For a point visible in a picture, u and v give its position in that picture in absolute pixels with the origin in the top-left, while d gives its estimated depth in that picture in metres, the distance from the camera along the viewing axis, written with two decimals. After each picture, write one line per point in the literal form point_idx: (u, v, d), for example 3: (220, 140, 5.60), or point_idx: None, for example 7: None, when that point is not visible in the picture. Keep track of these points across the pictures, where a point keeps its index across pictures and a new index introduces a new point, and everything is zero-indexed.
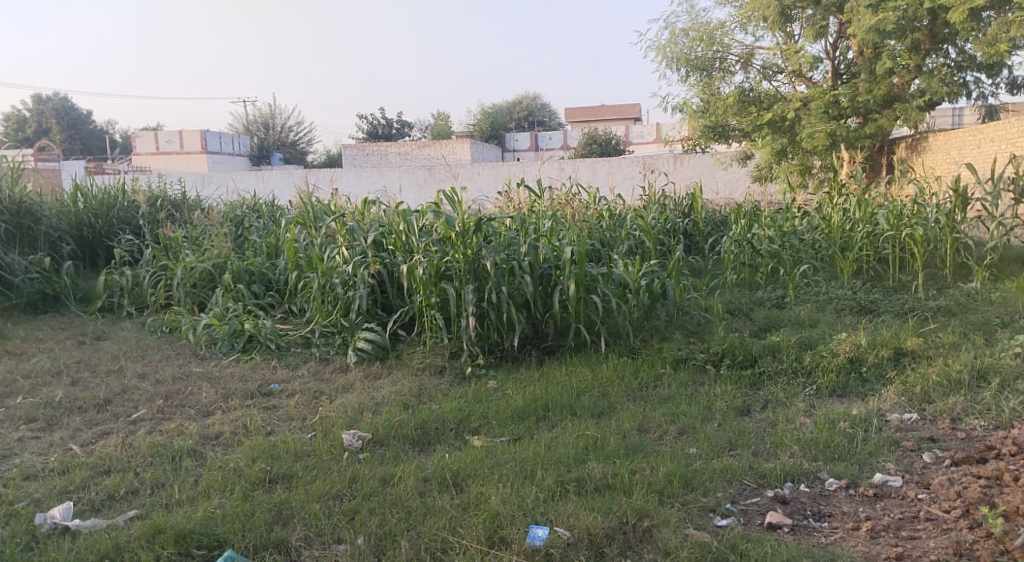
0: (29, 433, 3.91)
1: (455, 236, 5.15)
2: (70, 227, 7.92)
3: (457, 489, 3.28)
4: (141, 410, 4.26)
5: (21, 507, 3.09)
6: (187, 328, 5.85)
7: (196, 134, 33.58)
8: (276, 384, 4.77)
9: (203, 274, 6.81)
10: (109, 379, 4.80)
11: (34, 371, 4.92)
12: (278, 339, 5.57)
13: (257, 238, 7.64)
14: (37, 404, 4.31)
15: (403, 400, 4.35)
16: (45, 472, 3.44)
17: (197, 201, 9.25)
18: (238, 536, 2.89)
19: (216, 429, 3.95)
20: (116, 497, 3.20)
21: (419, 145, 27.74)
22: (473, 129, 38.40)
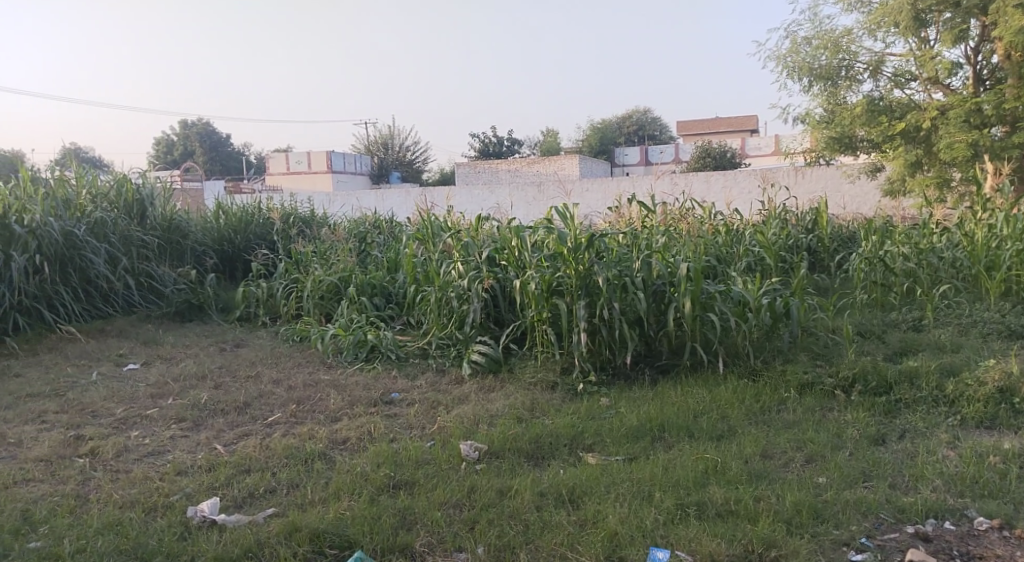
0: (179, 432, 4.22)
1: (566, 252, 5.17)
2: (212, 242, 8.51)
3: (573, 505, 3.28)
4: (276, 414, 4.52)
5: (175, 499, 3.34)
6: (317, 337, 6.17)
7: (321, 154, 35.26)
8: (397, 393, 4.93)
9: (330, 286, 7.16)
10: (247, 384, 5.11)
11: (182, 375, 5.30)
12: (397, 350, 5.78)
13: (378, 253, 7.94)
14: (186, 405, 4.64)
15: (517, 413, 4.40)
16: (194, 468, 3.69)
17: (324, 217, 9.73)
18: (367, 538, 3.00)
19: (343, 434, 4.12)
20: (257, 495, 3.40)
21: (530, 162, 28.04)
22: (584, 144, 38.49)
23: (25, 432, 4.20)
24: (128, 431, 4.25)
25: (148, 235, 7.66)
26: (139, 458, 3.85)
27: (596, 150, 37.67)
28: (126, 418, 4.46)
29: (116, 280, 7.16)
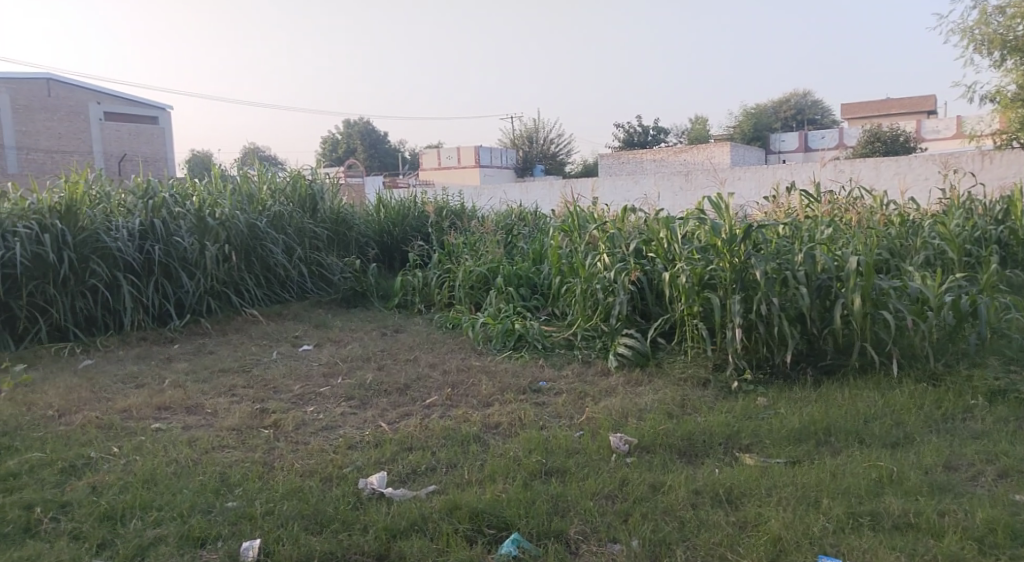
0: (348, 409, 4.51)
1: (720, 245, 5.00)
2: (374, 234, 8.98)
3: (731, 506, 3.21)
4: (433, 396, 4.71)
5: (347, 471, 3.57)
6: (467, 325, 6.37)
7: (470, 150, 36.15)
8: (544, 382, 5.00)
9: (479, 277, 7.35)
10: (406, 367, 5.36)
11: (349, 356, 5.65)
12: (544, 340, 5.85)
13: (525, 245, 8.06)
14: (353, 384, 4.94)
15: (668, 409, 4.34)
16: (363, 443, 3.93)
17: (474, 210, 10.00)
18: (523, 521, 3.07)
19: (495, 419, 4.24)
20: (419, 472, 3.57)
21: (678, 151, 27.41)
22: (738, 132, 37.16)
23: (218, 404, 4.64)
24: (303, 406, 4.59)
25: (318, 227, 8.20)
26: (314, 432, 4.15)
27: (751, 137, 36.26)
28: (302, 394, 4.82)
29: (291, 268, 7.71)
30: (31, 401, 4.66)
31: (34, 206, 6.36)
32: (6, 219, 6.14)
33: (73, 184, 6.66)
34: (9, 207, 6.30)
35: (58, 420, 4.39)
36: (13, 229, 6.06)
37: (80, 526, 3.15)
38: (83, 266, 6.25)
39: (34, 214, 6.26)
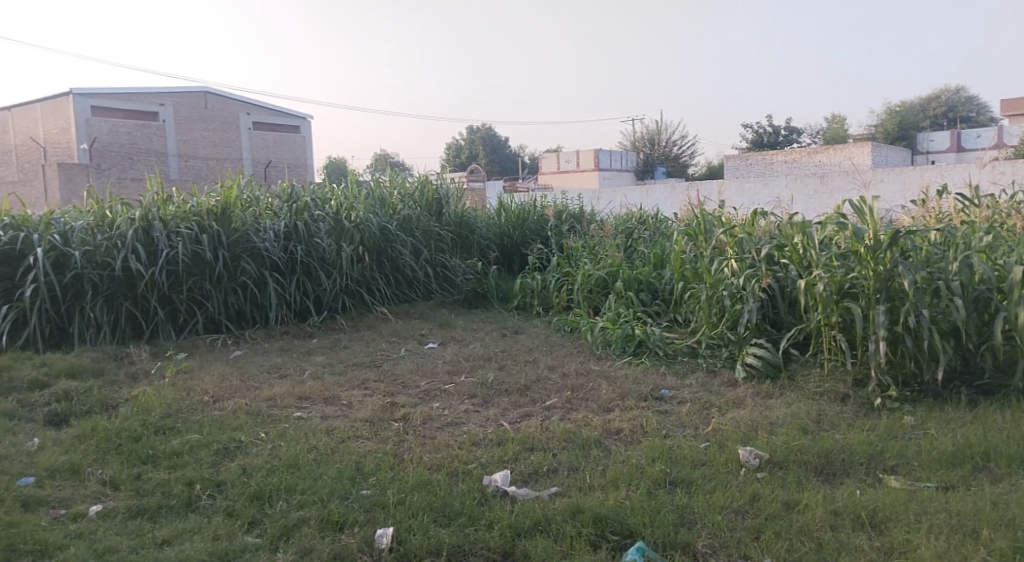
0: (471, 407, 4.60)
1: (864, 252, 4.73)
2: (495, 237, 9.13)
3: (875, 530, 3.04)
4: (553, 398, 4.73)
5: (472, 468, 3.65)
6: (587, 329, 6.35)
7: (590, 153, 36.06)
8: (667, 390, 4.91)
9: (598, 281, 7.32)
10: (526, 368, 5.41)
11: (471, 355, 5.76)
12: (666, 347, 5.75)
13: (645, 249, 7.95)
14: (475, 383, 5.03)
15: (801, 423, 4.17)
16: (486, 441, 4.01)
17: (593, 213, 9.97)
18: (648, 529, 3.03)
19: (617, 425, 4.20)
20: (541, 473, 3.60)
21: (812, 152, 26.24)
22: (881, 130, 35.17)
23: (352, 396, 4.86)
24: (430, 402, 4.73)
25: (443, 229, 8.42)
26: (440, 427, 4.26)
27: (894, 136, 34.23)
28: (428, 390, 4.96)
29: (418, 269, 7.96)
30: (189, 386, 5.04)
31: (195, 208, 6.87)
32: (170, 220, 6.64)
33: (228, 188, 7.17)
34: (172, 208, 6.81)
35: (213, 405, 4.73)
36: (176, 229, 6.56)
37: (233, 503, 3.46)
38: (236, 264, 6.72)
39: (194, 215, 6.76)
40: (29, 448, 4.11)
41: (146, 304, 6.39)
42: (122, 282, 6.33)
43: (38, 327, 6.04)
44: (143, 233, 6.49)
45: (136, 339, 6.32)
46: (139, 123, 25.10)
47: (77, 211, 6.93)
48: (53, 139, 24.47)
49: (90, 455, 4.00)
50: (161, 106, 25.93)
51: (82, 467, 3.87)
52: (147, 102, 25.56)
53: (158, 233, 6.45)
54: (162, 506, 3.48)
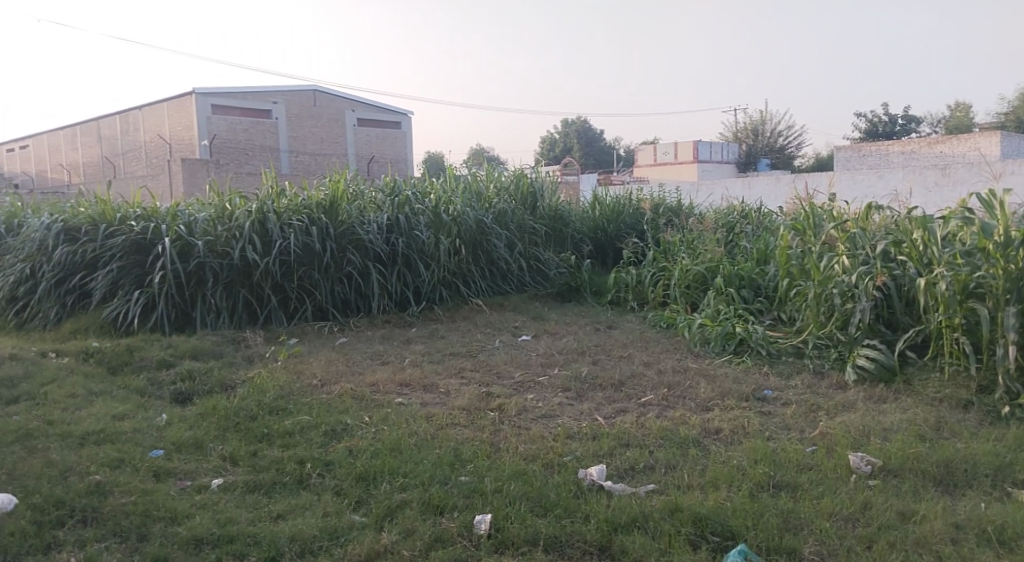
0: (566, 400, 4.60)
1: (993, 249, 4.46)
2: (589, 231, 9.08)
3: (1001, 547, 2.86)
4: (649, 395, 4.67)
5: (568, 460, 3.65)
6: (684, 326, 6.22)
7: (689, 145, 35.33)
8: (769, 390, 4.76)
9: (697, 276, 7.16)
10: (621, 363, 5.36)
11: (565, 349, 5.75)
12: (769, 346, 5.55)
13: (748, 244, 7.71)
14: (570, 376, 5.02)
15: (917, 430, 3.96)
16: (581, 434, 4.00)
17: (691, 207, 9.76)
18: (751, 532, 2.95)
19: (716, 425, 4.10)
20: (637, 469, 3.56)
21: (931, 143, 24.81)
22: (1011, 118, 32.87)
23: (450, 384, 4.94)
24: (525, 393, 4.76)
25: (537, 224, 8.44)
26: (535, 419, 4.28)
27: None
28: (522, 381, 4.99)
29: (513, 262, 8.01)
30: (299, 370, 5.26)
31: (306, 202, 7.14)
32: (283, 213, 6.95)
33: (336, 182, 7.41)
34: (285, 201, 7.10)
35: (320, 389, 4.92)
36: (288, 222, 6.86)
37: (341, 483, 3.60)
38: (342, 255, 6.94)
39: (305, 209, 7.05)
40: (158, 423, 4.40)
41: (260, 291, 6.71)
42: (239, 271, 6.66)
43: (166, 311, 6.44)
44: (259, 225, 6.81)
45: (252, 324, 6.64)
46: (255, 121, 26.38)
47: (201, 203, 7.36)
48: (178, 136, 25.94)
49: (211, 431, 4.25)
50: (274, 104, 26.94)
51: (205, 443, 4.11)
52: (262, 100, 26.65)
53: (272, 225, 6.75)
54: (276, 482, 3.66)
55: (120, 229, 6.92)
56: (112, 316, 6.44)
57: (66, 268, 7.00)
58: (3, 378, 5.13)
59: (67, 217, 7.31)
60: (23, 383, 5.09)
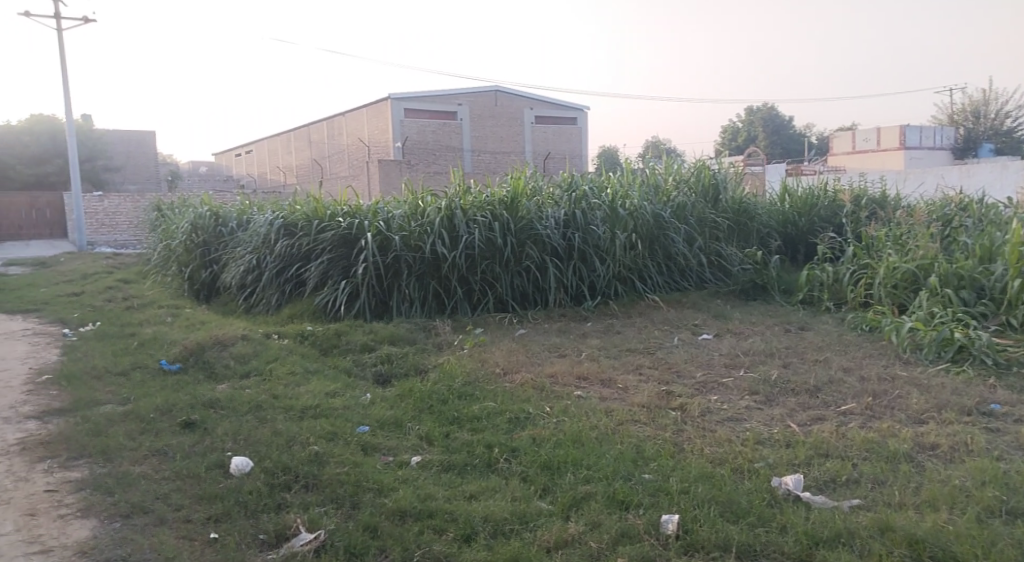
0: (755, 403, 4.39)
1: None
2: (778, 225, 8.60)
3: None
4: (850, 403, 4.35)
5: (760, 466, 3.48)
6: (891, 329, 5.73)
7: (896, 130, 32.56)
8: (997, 405, 4.26)
9: (906, 275, 6.57)
10: (816, 368, 5.03)
11: (752, 350, 5.49)
12: (995, 355, 5.00)
13: (968, 239, 6.95)
14: (758, 379, 4.79)
15: None
16: (773, 441, 3.80)
17: (899, 199, 8.97)
18: None
19: (932, 440, 3.74)
20: (840, 482, 3.33)
21: None
22: None
23: (629, 380, 4.89)
24: (708, 394, 4.60)
25: (719, 217, 8.10)
26: (721, 421, 4.13)
27: None
28: (706, 381, 4.83)
29: (692, 257, 7.76)
30: (484, 358, 5.43)
31: (489, 198, 7.35)
32: (469, 209, 7.20)
33: (516, 179, 7.56)
34: (471, 198, 7.36)
35: (503, 377, 5.05)
36: (473, 217, 7.11)
37: (527, 470, 3.68)
38: (521, 249, 7.09)
39: (488, 205, 7.24)
40: (362, 402, 4.73)
41: (447, 283, 7.01)
42: (429, 263, 6.99)
43: (367, 300, 6.91)
44: (447, 221, 7.11)
45: (440, 314, 6.94)
46: (441, 123, 27.76)
47: (397, 201, 7.81)
48: (375, 139, 27.73)
49: (408, 412, 4.50)
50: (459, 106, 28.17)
51: (403, 422, 4.36)
52: (448, 103, 27.91)
53: (459, 220, 7.03)
54: (467, 464, 3.80)
55: (330, 225, 7.49)
56: (322, 303, 7.00)
57: (285, 260, 7.71)
58: (237, 355, 5.76)
59: (286, 215, 8.05)
60: (252, 360, 5.70)
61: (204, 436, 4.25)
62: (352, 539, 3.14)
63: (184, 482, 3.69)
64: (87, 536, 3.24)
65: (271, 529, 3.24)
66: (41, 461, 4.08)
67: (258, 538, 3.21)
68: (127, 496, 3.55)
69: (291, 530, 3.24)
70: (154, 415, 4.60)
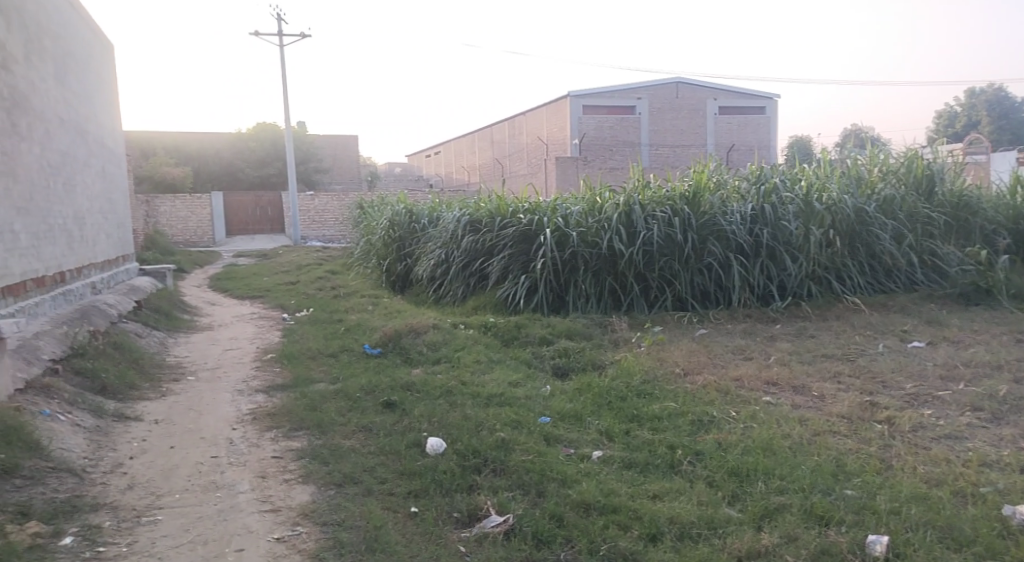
0: (978, 421, 3.98)
1: None
2: (1008, 219, 7.65)
3: None
4: None
5: (986, 492, 3.16)
6: None
7: None
8: None
9: None
10: None
11: (974, 361, 4.98)
12: None
13: None
14: (982, 394, 4.34)
15: None
16: (1001, 464, 3.43)
17: None
18: None
19: None
20: None
21: None
22: None
23: (825, 388, 4.60)
24: (920, 408, 4.23)
25: (935, 211, 7.43)
26: (936, 438, 3.78)
27: None
28: (917, 394, 4.44)
29: (900, 257, 7.13)
30: (663, 357, 5.33)
31: (669, 193, 7.22)
32: (648, 204, 7.11)
33: (698, 172, 7.35)
34: (650, 193, 7.26)
35: (685, 377, 4.93)
36: (652, 213, 7.01)
37: (713, 474, 3.57)
38: (702, 246, 6.89)
39: (668, 200, 7.11)
40: (543, 394, 4.82)
41: (624, 279, 6.94)
42: (606, 259, 6.97)
43: (544, 295, 7.02)
44: (625, 216, 7.07)
45: (616, 310, 6.89)
46: (619, 118, 27.61)
47: (575, 197, 7.85)
48: (555, 137, 28.08)
49: (589, 406, 4.51)
50: (638, 100, 27.93)
51: (584, 417, 4.38)
52: (629, 98, 27.87)
53: (636, 216, 6.97)
54: (650, 463, 3.76)
55: (512, 221, 7.68)
56: (503, 296, 7.22)
57: (470, 254, 8.01)
58: (429, 342, 6.06)
59: (472, 211, 8.37)
60: (443, 347, 5.98)
61: (402, 416, 4.52)
62: (540, 525, 3.20)
63: (387, 458, 3.95)
64: (308, 500, 3.56)
65: (464, 508, 3.39)
66: (269, 430, 4.55)
67: (453, 516, 3.36)
68: (339, 467, 3.87)
69: (482, 511, 3.37)
70: (359, 394, 4.96)
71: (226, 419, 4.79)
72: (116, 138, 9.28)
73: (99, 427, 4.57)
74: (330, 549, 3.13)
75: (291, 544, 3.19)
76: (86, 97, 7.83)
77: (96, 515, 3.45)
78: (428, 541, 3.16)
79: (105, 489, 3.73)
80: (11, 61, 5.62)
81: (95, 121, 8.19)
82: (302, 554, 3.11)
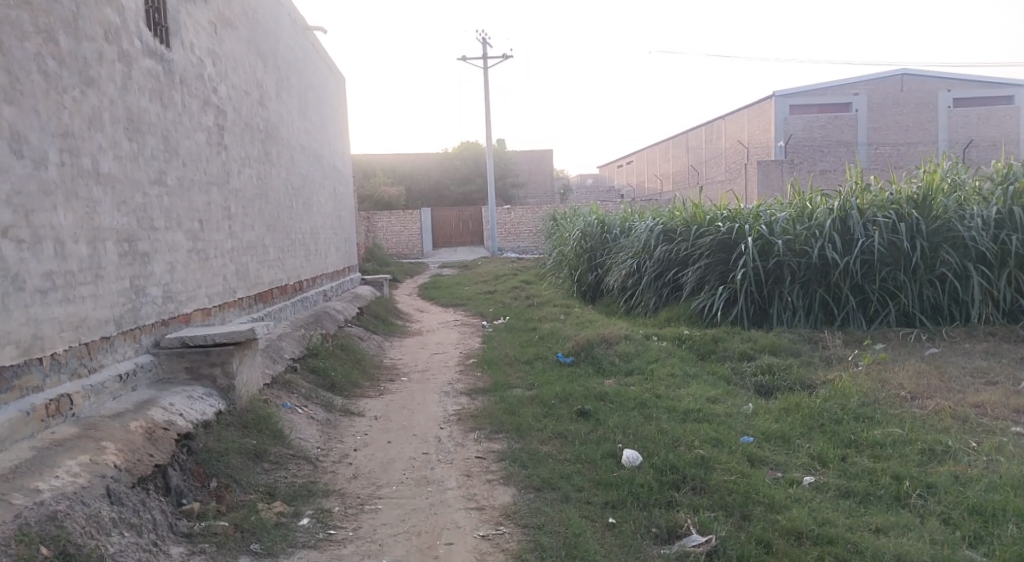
0: None
1: None
2: None
3: None
4: None
5: None
6: None
7: None
8: None
9: None
10: None
11: None
12: None
13: None
14: None
15: None
16: None
17: None
18: None
19: None
20: None
21: None
22: None
23: None
24: None
25: None
26: None
27: None
28: None
29: None
30: (884, 378, 4.86)
31: (893, 196, 6.64)
32: (868, 210, 6.60)
33: (930, 172, 6.68)
34: (870, 197, 6.72)
35: (912, 402, 4.47)
36: (873, 219, 6.50)
37: (950, 511, 3.20)
38: (935, 254, 6.25)
39: (892, 204, 6.55)
40: (746, 412, 4.58)
41: (838, 292, 6.44)
42: (817, 270, 6.54)
43: (745, 307, 6.70)
44: (840, 223, 6.62)
45: (829, 325, 6.40)
46: (833, 117, 25.75)
47: (781, 203, 7.44)
48: (755, 141, 26.87)
49: (796, 428, 4.22)
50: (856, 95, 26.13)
51: (791, 438, 4.11)
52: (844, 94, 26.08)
53: (854, 222, 6.50)
54: (871, 493, 3.44)
55: (709, 230, 7.42)
56: (700, 308, 6.98)
57: (664, 265, 7.83)
58: (622, 353, 5.99)
59: (666, 221, 8.20)
60: (635, 359, 5.88)
61: (597, 426, 4.49)
62: (745, 549, 3.02)
63: (583, 466, 3.94)
64: (510, 502, 3.64)
65: (663, 524, 3.29)
66: (473, 431, 4.70)
67: (652, 530, 3.27)
68: (538, 472, 3.91)
69: (683, 529, 3.25)
70: (555, 401, 4.99)
71: (435, 419, 5.02)
72: (346, 160, 10.10)
73: (329, 420, 4.97)
74: (532, 552, 3.16)
75: (495, 543, 3.26)
76: (323, 125, 8.61)
77: (327, 500, 3.73)
78: (627, 554, 3.10)
79: (334, 477, 4.03)
80: (265, 97, 6.31)
81: (328, 146, 8.97)
82: (506, 553, 3.17)
